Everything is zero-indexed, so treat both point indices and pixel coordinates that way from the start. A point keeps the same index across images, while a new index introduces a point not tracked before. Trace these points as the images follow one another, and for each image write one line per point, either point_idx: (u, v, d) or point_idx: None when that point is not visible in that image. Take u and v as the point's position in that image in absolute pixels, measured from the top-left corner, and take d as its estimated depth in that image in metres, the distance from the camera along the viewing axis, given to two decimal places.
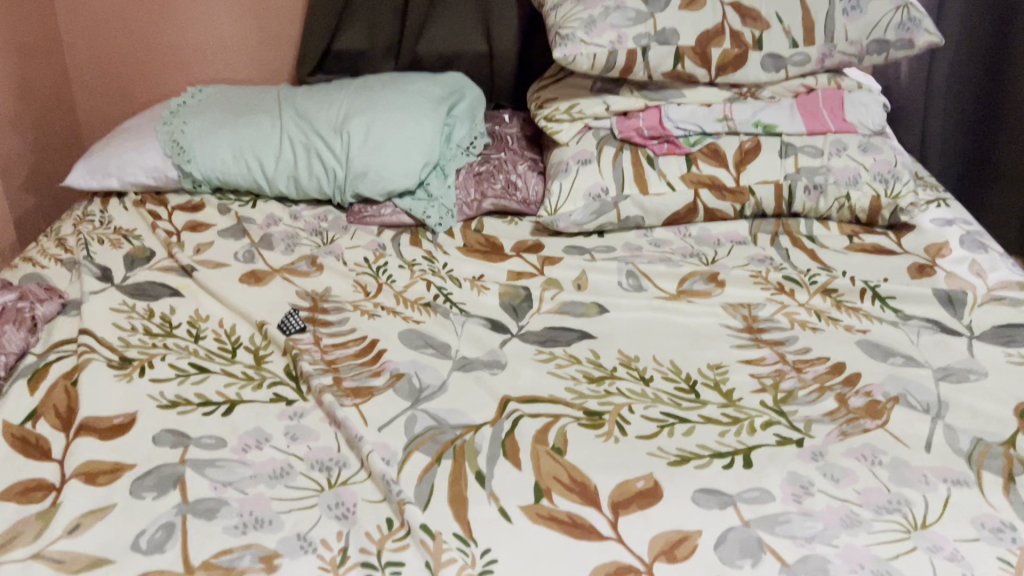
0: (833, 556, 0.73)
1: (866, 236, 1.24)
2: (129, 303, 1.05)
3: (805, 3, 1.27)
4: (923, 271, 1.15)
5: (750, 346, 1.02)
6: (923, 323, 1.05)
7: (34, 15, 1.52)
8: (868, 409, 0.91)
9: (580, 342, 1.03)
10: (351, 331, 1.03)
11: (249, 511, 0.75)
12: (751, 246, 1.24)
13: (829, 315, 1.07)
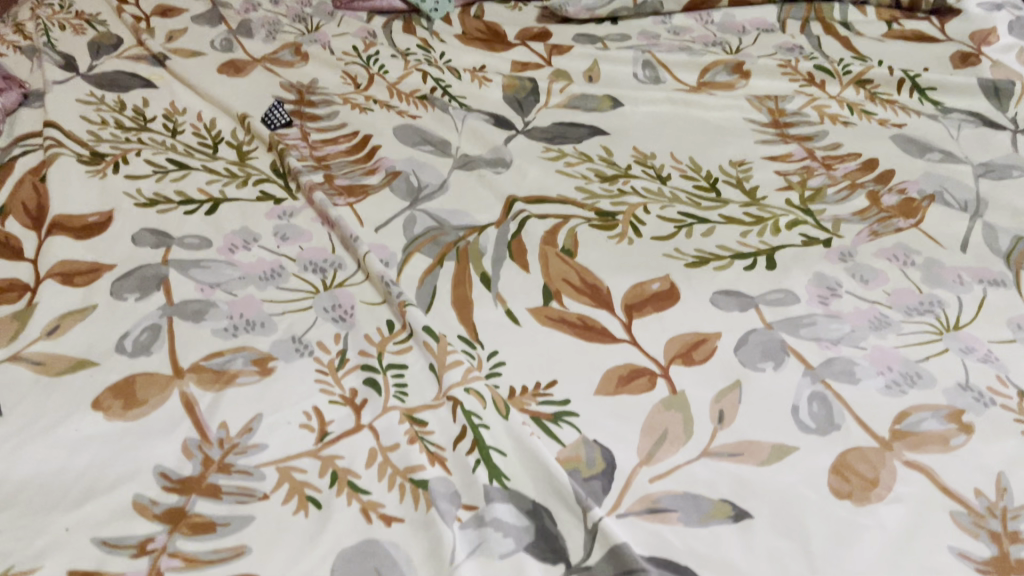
0: (860, 359, 0.69)
1: (906, 24, 1.12)
2: (97, 95, 0.96)
3: None
4: (967, 60, 1.05)
5: (776, 142, 0.94)
6: (964, 117, 0.96)
7: None
8: (903, 208, 0.84)
9: (591, 139, 0.95)
10: (342, 127, 0.95)
11: (239, 314, 0.70)
12: (779, 35, 1.13)
13: (863, 108, 0.99)
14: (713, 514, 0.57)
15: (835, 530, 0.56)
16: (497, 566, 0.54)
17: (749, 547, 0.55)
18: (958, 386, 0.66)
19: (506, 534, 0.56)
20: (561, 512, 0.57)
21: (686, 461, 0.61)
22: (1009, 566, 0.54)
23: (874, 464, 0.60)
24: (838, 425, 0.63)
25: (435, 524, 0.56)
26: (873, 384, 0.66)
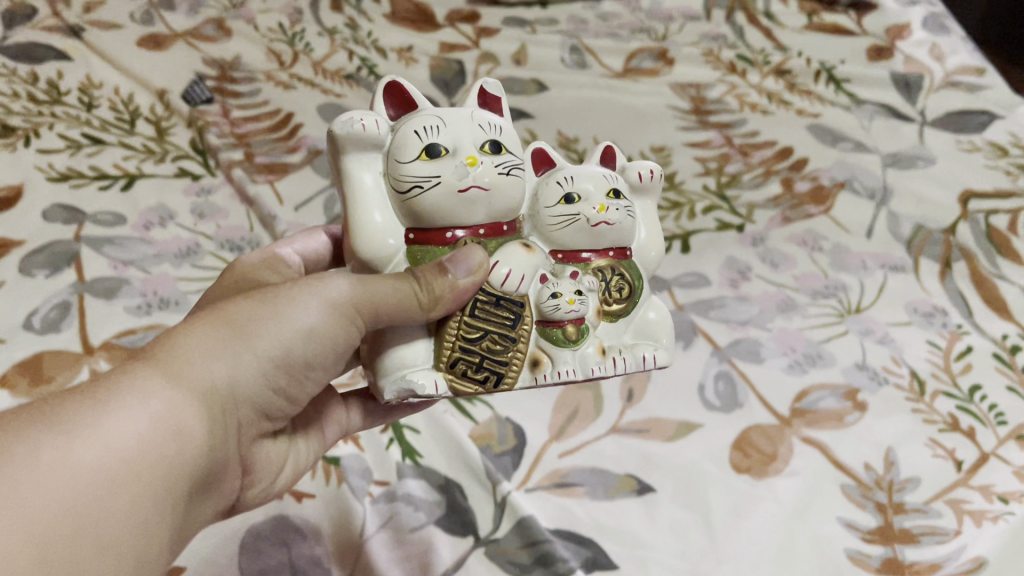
0: (766, 339, 0.71)
1: (826, 14, 1.17)
2: (8, 66, 0.90)
3: None
4: (882, 54, 1.08)
5: (697, 129, 0.95)
6: (877, 109, 0.99)
7: None
8: (813, 195, 0.86)
9: (516, 122, 0.95)
10: (264, 104, 0.93)
11: (153, 292, 0.69)
12: (703, 22, 1.16)
13: (781, 98, 1.00)
14: (618, 488, 0.59)
15: (733, 502, 0.59)
16: (409, 541, 0.55)
17: (651, 519, 0.57)
18: (856, 366, 0.69)
19: (418, 509, 0.57)
20: (472, 488, 0.58)
21: (596, 437, 0.63)
22: (891, 535, 0.57)
23: (772, 439, 0.63)
24: (741, 403, 0.66)
25: (346, 499, 0.56)
26: (776, 364, 0.69)
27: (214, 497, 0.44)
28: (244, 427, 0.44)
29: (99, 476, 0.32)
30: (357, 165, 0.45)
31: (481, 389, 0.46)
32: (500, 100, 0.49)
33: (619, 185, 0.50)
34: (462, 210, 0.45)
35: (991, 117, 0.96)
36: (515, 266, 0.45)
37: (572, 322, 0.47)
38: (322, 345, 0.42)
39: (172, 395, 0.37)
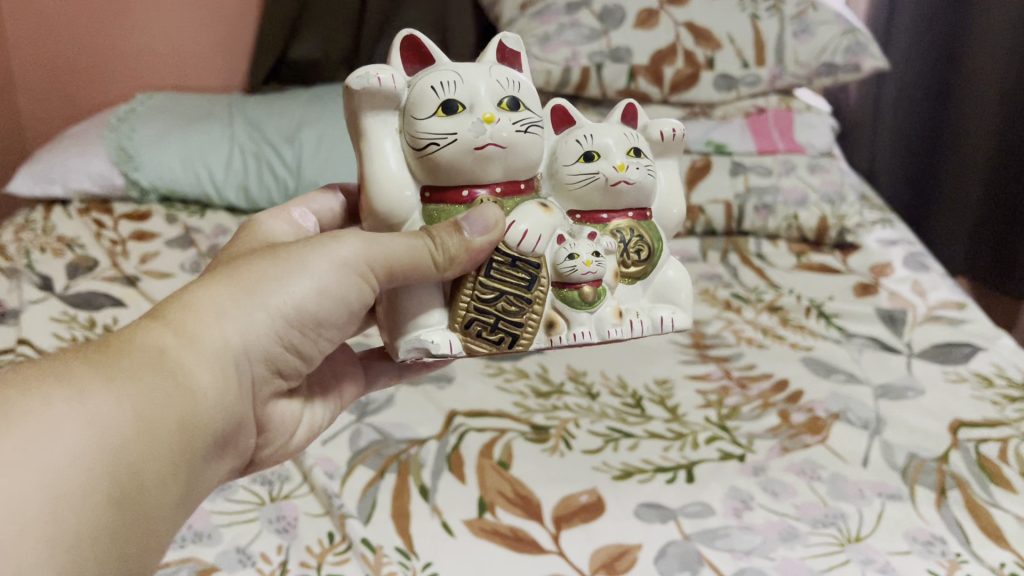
0: (770, 568, 0.71)
1: (813, 255, 1.28)
2: (70, 314, 1.01)
3: (757, 24, 1.42)
4: (867, 290, 1.17)
5: (697, 363, 1.01)
6: (865, 341, 1.05)
7: None
8: (809, 425, 0.90)
9: (528, 357, 1.01)
10: None
11: (188, 525, 0.72)
12: (701, 263, 1.27)
13: (775, 332, 1.08)
14: None
15: None
16: None
17: None
18: None
19: None
20: None
21: None
22: None
23: None
24: None
25: None
26: None
27: (230, 448, 0.58)
28: (261, 376, 0.58)
29: (123, 417, 0.45)
30: (377, 126, 0.58)
31: (497, 347, 0.60)
32: (518, 55, 0.63)
33: (636, 145, 0.65)
34: (478, 161, 0.58)
35: (974, 349, 1.03)
36: (530, 227, 0.59)
37: (589, 285, 0.61)
38: (330, 300, 0.57)
39: (184, 356, 0.50)
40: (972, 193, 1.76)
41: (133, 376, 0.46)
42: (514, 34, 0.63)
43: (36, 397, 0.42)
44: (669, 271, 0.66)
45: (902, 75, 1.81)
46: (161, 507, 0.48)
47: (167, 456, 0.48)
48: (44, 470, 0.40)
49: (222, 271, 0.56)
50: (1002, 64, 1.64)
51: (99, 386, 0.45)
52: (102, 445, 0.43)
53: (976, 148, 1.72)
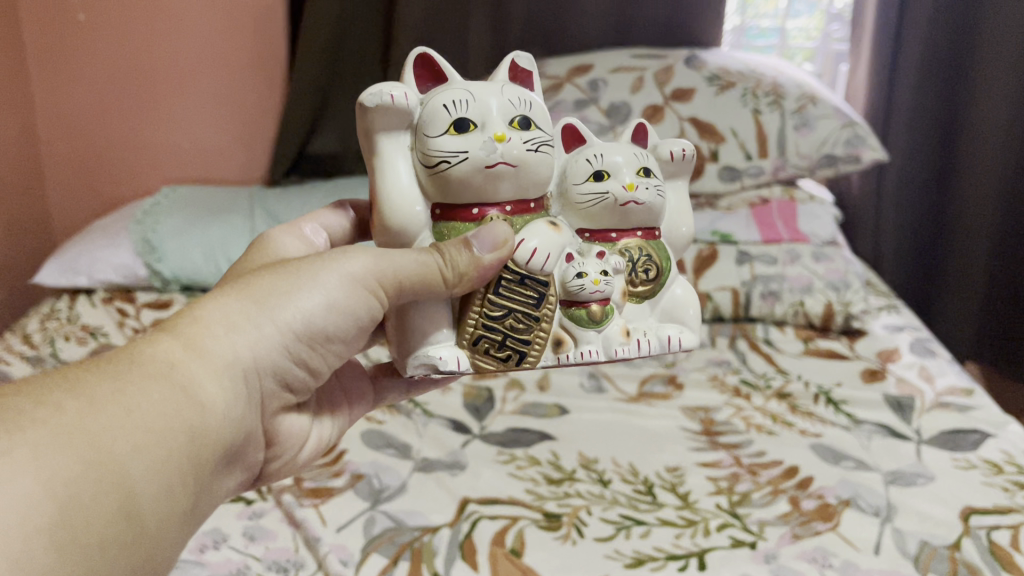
0: None
1: (820, 341, 1.30)
2: None
3: (759, 119, 1.49)
4: (875, 376, 1.19)
5: (707, 449, 1.02)
6: (874, 428, 1.06)
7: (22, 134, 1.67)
8: (820, 511, 0.90)
9: (540, 443, 1.02)
10: None
11: None
12: (710, 349, 1.29)
13: (784, 419, 1.09)
14: None
15: None
16: None
17: None
18: None
19: None
20: None
21: None
22: None
23: None
24: None
25: None
26: None
27: (241, 453, 0.67)
28: (268, 388, 0.66)
29: (133, 424, 0.51)
30: (391, 146, 0.64)
31: (507, 363, 0.66)
32: (529, 73, 0.69)
33: (646, 167, 0.72)
34: (491, 178, 0.64)
35: (983, 435, 1.04)
36: (539, 248, 0.65)
37: (598, 304, 0.68)
38: (339, 313, 0.65)
39: (192, 372, 0.57)
40: (978, 274, 1.85)
41: (140, 390, 0.53)
42: (525, 53, 0.69)
43: (47, 405, 0.49)
44: (675, 290, 0.73)
45: (905, 163, 1.87)
46: (168, 515, 0.54)
47: (171, 465, 0.53)
48: (51, 474, 0.46)
49: (238, 285, 0.64)
50: (1000, 152, 1.75)
51: (117, 399, 0.52)
52: (105, 453, 0.49)
53: (983, 232, 1.81)
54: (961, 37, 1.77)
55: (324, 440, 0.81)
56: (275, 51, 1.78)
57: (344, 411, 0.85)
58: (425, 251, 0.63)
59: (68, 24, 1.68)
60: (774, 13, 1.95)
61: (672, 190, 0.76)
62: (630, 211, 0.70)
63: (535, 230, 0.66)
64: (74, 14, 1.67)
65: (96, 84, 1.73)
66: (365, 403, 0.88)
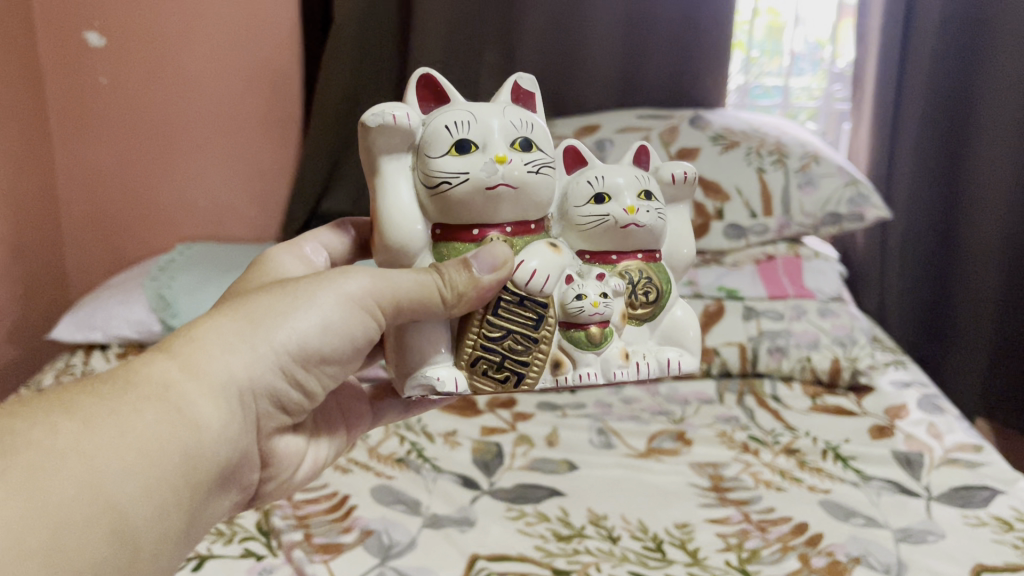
0: None
1: (828, 397, 1.31)
2: None
3: (763, 178, 1.52)
4: (883, 432, 1.19)
5: (716, 505, 1.02)
6: (883, 484, 1.06)
7: (42, 193, 1.71)
8: (830, 568, 0.89)
9: (549, 499, 1.03)
10: (324, 486, 1.04)
11: None
12: (717, 405, 1.29)
13: (793, 475, 1.09)
14: None
15: None
16: None
17: None
18: None
19: None
20: None
21: None
22: None
23: None
24: None
25: None
26: None
27: (236, 475, 0.68)
28: (261, 410, 0.68)
29: (123, 444, 0.53)
30: (393, 166, 0.69)
31: (506, 384, 0.70)
32: (531, 93, 0.74)
33: (648, 189, 0.77)
34: (491, 199, 0.68)
35: (992, 492, 1.03)
36: (539, 268, 0.69)
37: (598, 325, 0.72)
38: (334, 332, 0.67)
39: (187, 391, 0.59)
40: (985, 331, 1.86)
41: (135, 411, 0.55)
42: (528, 75, 0.74)
43: (42, 425, 0.51)
44: (675, 312, 0.77)
45: (909, 222, 1.89)
46: (160, 534, 0.56)
47: (164, 486, 0.55)
48: (43, 496, 0.48)
49: (235, 306, 0.66)
50: (1003, 211, 1.77)
51: (107, 420, 0.54)
52: (98, 475, 0.51)
53: (989, 289, 1.83)
54: (961, 99, 1.81)
55: (321, 459, 0.84)
56: (291, 112, 1.82)
57: (341, 431, 0.88)
58: (424, 271, 0.66)
59: (90, 87, 1.73)
60: (777, 71, 1.99)
61: (672, 214, 0.81)
62: (630, 233, 0.74)
63: (534, 251, 0.70)
64: (96, 77, 1.73)
65: (115, 143, 1.78)
66: (364, 422, 0.91)
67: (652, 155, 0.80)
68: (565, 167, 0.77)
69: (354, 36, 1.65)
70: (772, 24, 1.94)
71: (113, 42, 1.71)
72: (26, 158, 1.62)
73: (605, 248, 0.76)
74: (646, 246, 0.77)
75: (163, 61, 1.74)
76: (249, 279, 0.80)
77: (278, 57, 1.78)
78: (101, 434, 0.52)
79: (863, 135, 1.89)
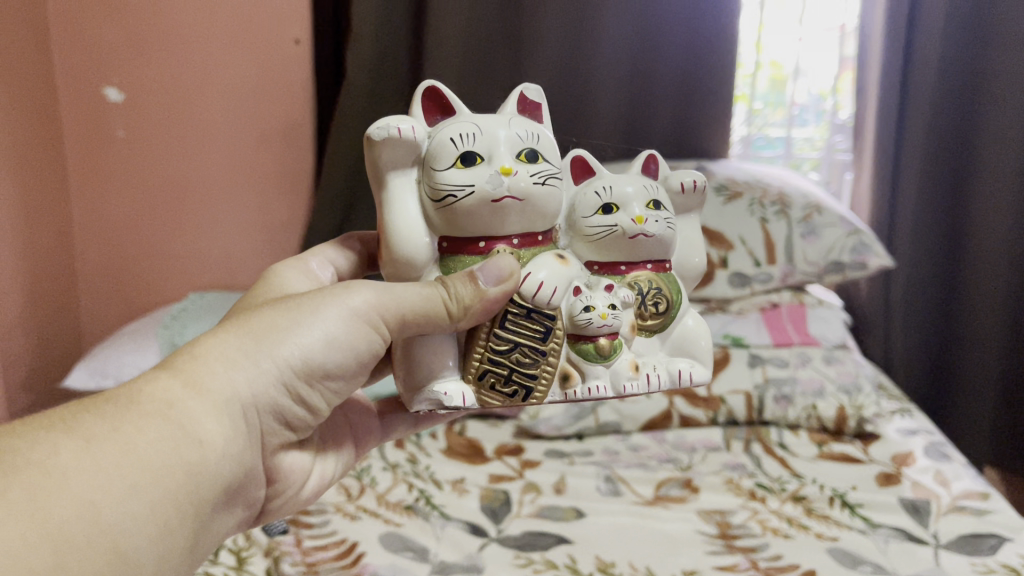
0: None
1: (834, 444, 1.31)
2: None
3: (766, 227, 1.55)
4: (890, 480, 1.19)
5: (724, 552, 1.02)
6: (891, 531, 1.06)
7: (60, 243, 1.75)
8: None
9: (557, 546, 1.03)
10: (333, 533, 1.05)
11: None
12: (724, 453, 1.30)
13: (800, 522, 1.09)
14: None
15: None
16: None
17: None
18: None
19: None
20: None
21: None
22: None
23: None
24: None
25: None
26: None
27: (241, 492, 0.70)
28: (265, 426, 0.69)
29: (126, 461, 0.54)
30: (401, 181, 0.71)
31: (514, 398, 0.72)
32: (538, 102, 0.77)
33: (656, 198, 0.79)
34: (497, 212, 0.70)
35: (1000, 540, 1.03)
36: (546, 281, 0.71)
37: (608, 337, 0.74)
38: (338, 347, 0.69)
39: (190, 407, 0.61)
40: (990, 378, 1.87)
41: (137, 429, 0.57)
42: (535, 85, 0.76)
43: (45, 445, 0.52)
44: (687, 321, 0.80)
45: (910, 272, 1.92)
46: (163, 553, 0.57)
47: (166, 502, 0.57)
48: (55, 525, 0.49)
49: (238, 322, 0.68)
50: (1003, 261, 1.80)
51: (112, 437, 0.55)
52: (100, 495, 0.52)
53: (992, 338, 1.84)
54: (959, 151, 1.84)
55: (328, 476, 0.85)
56: (303, 163, 1.86)
57: (349, 446, 0.89)
58: (429, 285, 0.68)
59: (108, 139, 1.77)
60: (781, 122, 2.02)
61: (683, 222, 0.83)
62: (639, 243, 0.76)
63: (541, 263, 0.72)
64: (114, 129, 1.77)
65: (131, 194, 1.82)
66: (372, 437, 0.93)
67: (661, 163, 0.82)
68: (574, 179, 0.80)
69: (365, 92, 1.70)
70: (776, 76, 1.98)
71: (132, 95, 1.76)
72: (44, 209, 1.66)
73: (613, 259, 0.78)
74: (655, 257, 0.79)
75: (180, 113, 1.78)
76: (256, 294, 0.82)
77: (291, 111, 1.82)
78: (106, 452, 0.54)
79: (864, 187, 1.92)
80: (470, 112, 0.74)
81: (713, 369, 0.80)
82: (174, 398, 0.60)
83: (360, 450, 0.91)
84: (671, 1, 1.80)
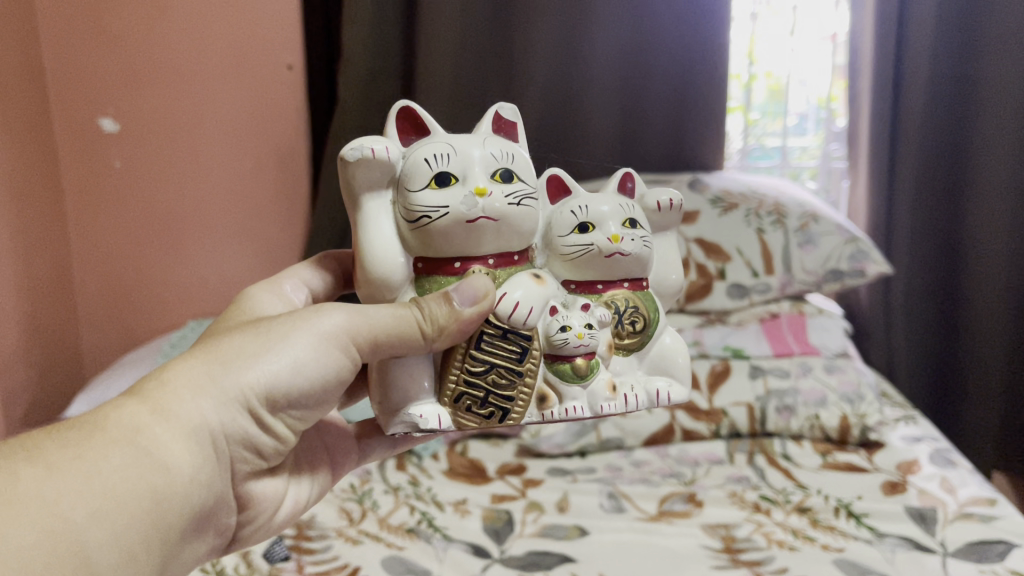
0: None
1: (839, 454, 1.30)
2: None
3: (764, 238, 1.55)
4: (896, 488, 1.18)
5: (728, 567, 1.01)
6: (898, 541, 1.05)
7: (59, 275, 1.75)
8: None
9: (561, 565, 1.02)
10: (335, 558, 1.04)
11: None
12: (728, 466, 1.29)
13: (806, 533, 1.08)
14: None
15: None
16: None
17: None
18: None
19: None
20: None
21: None
22: None
23: None
24: None
25: None
26: None
27: (212, 521, 0.69)
28: (231, 455, 0.69)
29: (89, 489, 0.54)
30: (376, 203, 0.71)
31: (490, 420, 0.71)
32: (513, 122, 0.77)
33: (633, 217, 0.78)
34: (472, 233, 0.70)
35: (1009, 546, 1.02)
36: (523, 302, 0.71)
37: (586, 356, 0.74)
38: (306, 373, 0.68)
39: (157, 434, 0.60)
40: (994, 382, 1.87)
41: (101, 456, 0.56)
42: (509, 104, 0.76)
43: (8, 476, 0.52)
44: (665, 339, 0.79)
45: (910, 278, 1.91)
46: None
47: (132, 530, 0.56)
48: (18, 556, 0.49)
49: (207, 348, 0.67)
50: (1002, 265, 1.80)
51: (76, 465, 0.55)
52: (62, 527, 0.52)
53: (995, 342, 1.84)
54: (955, 156, 1.83)
55: (302, 502, 0.84)
56: (298, 189, 1.86)
57: (325, 469, 0.89)
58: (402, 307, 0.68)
59: (104, 169, 1.78)
60: (776, 132, 2.02)
61: (660, 238, 0.83)
62: (615, 261, 0.76)
63: (517, 283, 0.72)
64: (110, 159, 1.78)
65: (129, 223, 1.83)
66: (350, 458, 0.92)
67: (638, 181, 0.82)
68: (551, 196, 0.79)
69: (360, 115, 1.70)
70: (772, 87, 1.99)
71: (128, 125, 1.77)
72: (42, 240, 1.66)
73: (590, 277, 0.78)
74: (631, 275, 0.79)
75: (175, 142, 1.79)
76: (230, 316, 0.82)
77: (288, 136, 1.82)
78: (68, 479, 0.54)
79: (861, 194, 1.92)
80: (444, 131, 0.74)
81: (690, 385, 0.79)
82: (141, 425, 0.60)
83: (337, 474, 0.91)
84: (664, 15, 1.80)
